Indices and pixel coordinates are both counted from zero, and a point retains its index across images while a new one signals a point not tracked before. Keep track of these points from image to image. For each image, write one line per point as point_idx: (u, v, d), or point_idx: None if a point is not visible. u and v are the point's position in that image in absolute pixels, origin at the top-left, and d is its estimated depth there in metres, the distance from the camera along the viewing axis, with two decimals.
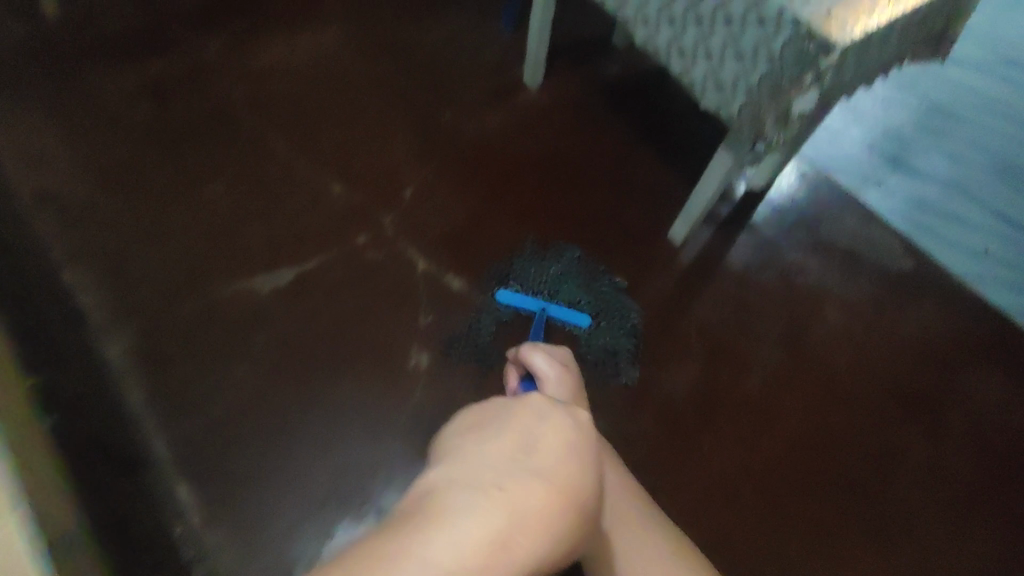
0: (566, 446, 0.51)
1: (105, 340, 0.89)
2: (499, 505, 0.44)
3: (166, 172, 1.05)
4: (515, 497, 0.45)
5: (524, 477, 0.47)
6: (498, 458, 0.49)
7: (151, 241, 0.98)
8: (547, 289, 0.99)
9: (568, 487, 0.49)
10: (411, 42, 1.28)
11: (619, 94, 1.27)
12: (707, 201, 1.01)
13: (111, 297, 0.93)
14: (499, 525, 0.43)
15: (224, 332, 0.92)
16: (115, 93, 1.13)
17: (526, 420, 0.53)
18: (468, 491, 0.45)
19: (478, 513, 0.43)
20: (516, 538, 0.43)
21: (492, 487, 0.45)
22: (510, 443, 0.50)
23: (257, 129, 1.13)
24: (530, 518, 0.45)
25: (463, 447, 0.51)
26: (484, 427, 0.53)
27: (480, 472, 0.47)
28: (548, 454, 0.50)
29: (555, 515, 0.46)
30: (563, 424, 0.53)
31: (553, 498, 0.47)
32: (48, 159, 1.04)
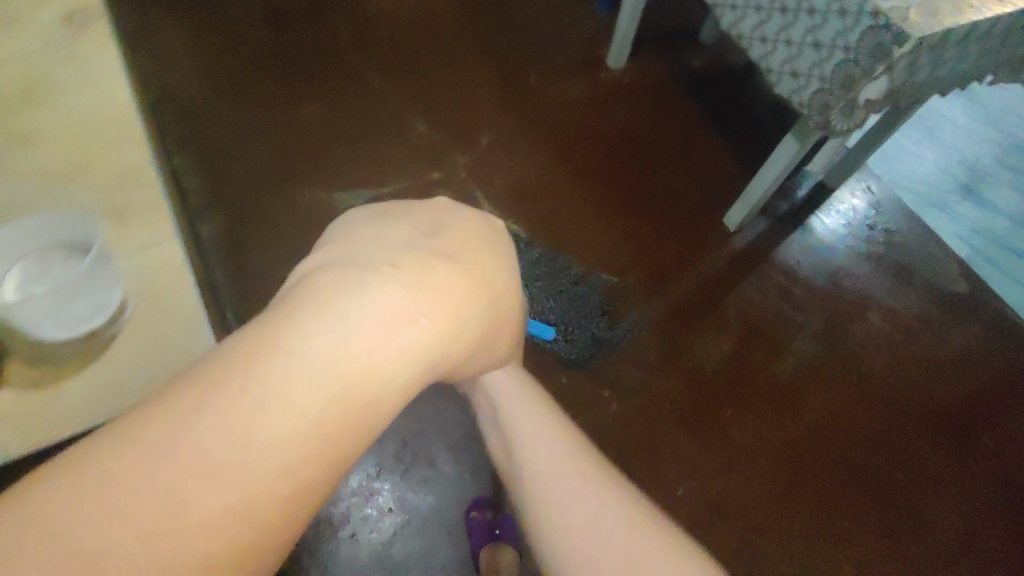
0: (465, 238, 0.47)
1: (200, 220, 1.00)
2: (400, 280, 0.36)
3: (271, 87, 1.16)
4: (415, 282, 0.37)
5: (419, 258, 0.40)
6: (394, 244, 0.42)
7: (249, 145, 1.09)
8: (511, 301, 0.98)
9: (480, 273, 0.45)
10: (508, 9, 1.36)
11: (698, 84, 1.32)
12: (767, 188, 1.03)
13: (211, 186, 1.04)
14: (398, 302, 0.34)
15: (302, 232, 1.02)
16: (237, 15, 1.25)
17: (427, 219, 0.47)
18: (349, 270, 0.35)
19: (361, 293, 0.33)
20: (411, 309, 0.35)
21: (388, 266, 0.37)
22: (406, 230, 0.45)
23: (357, 64, 1.22)
24: (430, 302, 0.37)
25: (355, 236, 0.42)
26: (383, 213, 0.46)
27: (374, 253, 0.39)
28: (450, 245, 0.45)
29: (459, 298, 0.40)
30: (466, 221, 0.50)
31: (463, 285, 0.41)
32: (174, 61, 1.17)
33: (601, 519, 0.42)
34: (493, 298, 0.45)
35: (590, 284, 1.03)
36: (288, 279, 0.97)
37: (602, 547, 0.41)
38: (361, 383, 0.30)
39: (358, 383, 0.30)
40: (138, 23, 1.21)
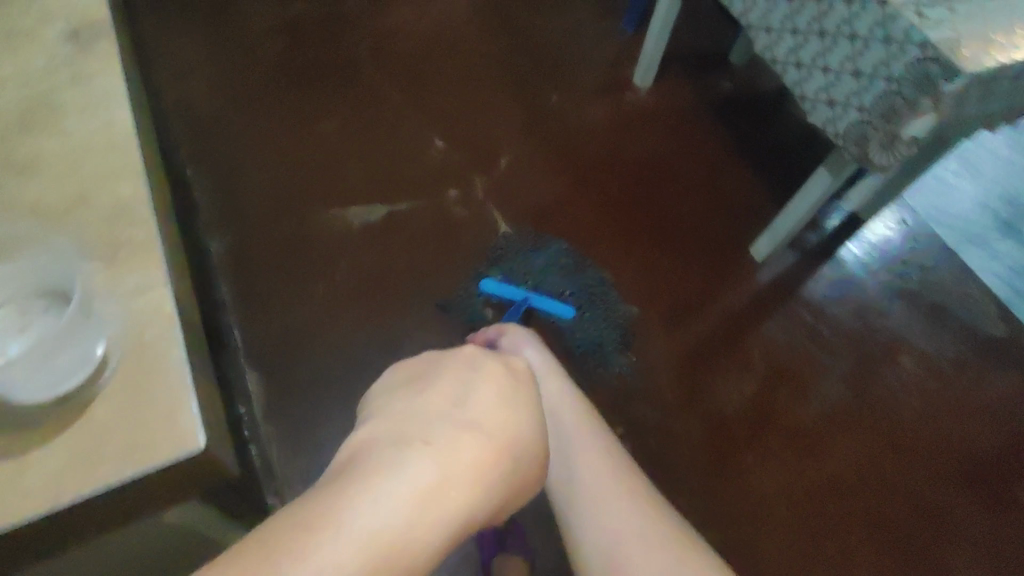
0: (492, 399, 0.50)
1: (209, 235, 0.98)
2: (435, 458, 0.41)
3: (289, 104, 1.15)
4: (450, 453, 0.43)
5: (453, 433, 0.45)
6: (432, 410, 0.47)
7: (264, 161, 1.08)
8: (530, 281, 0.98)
9: (508, 448, 0.47)
10: (532, 27, 1.33)
11: (725, 109, 1.28)
12: (797, 221, 0.99)
13: (222, 201, 1.02)
14: (434, 478, 0.40)
15: (312, 250, 0.99)
16: (258, 27, 1.24)
17: (459, 373, 0.52)
18: (393, 452, 0.41)
19: (399, 483, 0.39)
20: (446, 494, 0.40)
21: (425, 443, 0.43)
22: (442, 395, 0.49)
23: (376, 81, 1.21)
24: (466, 472, 0.42)
25: (397, 403, 0.48)
26: (419, 380, 0.51)
27: (416, 426, 0.45)
28: (482, 408, 0.48)
29: (490, 470, 0.44)
30: (503, 374, 0.54)
31: (494, 452, 0.45)
32: (193, 73, 1.16)
33: (655, 548, 0.51)
34: (521, 468, 0.47)
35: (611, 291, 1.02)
36: (296, 301, 0.95)
37: (642, 550, 0.51)
38: (401, 558, 0.36)
39: (400, 554, 0.36)
40: (158, 33, 1.20)
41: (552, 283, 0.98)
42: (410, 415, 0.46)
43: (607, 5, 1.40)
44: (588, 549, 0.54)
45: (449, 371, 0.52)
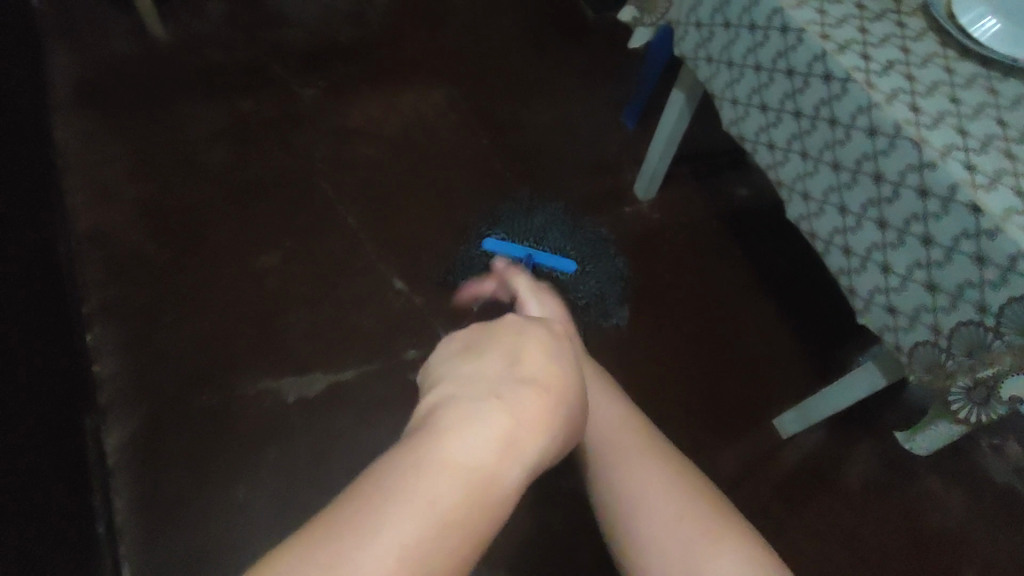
0: (555, 348, 0.39)
1: (107, 424, 0.80)
2: (493, 418, 0.33)
3: (223, 232, 0.97)
4: (512, 410, 0.34)
5: (516, 388, 0.35)
6: (486, 367, 0.36)
7: (188, 311, 0.89)
8: (533, 237, 0.93)
9: (576, 399, 0.37)
10: (518, 123, 1.15)
11: (744, 226, 1.08)
12: (834, 407, 0.79)
13: (131, 371, 0.84)
14: (493, 450, 0.32)
15: (237, 439, 0.81)
16: (199, 131, 1.06)
17: (512, 325, 0.40)
18: (449, 417, 0.33)
19: (460, 456, 0.31)
20: (513, 460, 0.32)
21: (485, 402, 0.34)
22: (493, 358, 0.37)
23: (331, 196, 1.02)
24: (529, 434, 0.33)
25: (443, 371, 0.38)
26: (467, 336, 0.40)
27: (469, 389, 0.35)
28: (548, 355, 0.38)
29: (559, 425, 0.35)
30: (555, 329, 0.41)
31: (556, 407, 0.35)
32: (113, 193, 0.98)
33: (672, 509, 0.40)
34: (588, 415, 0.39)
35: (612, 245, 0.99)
36: (212, 509, 0.77)
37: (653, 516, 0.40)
38: (452, 542, 0.29)
39: (459, 535, 0.29)
40: (80, 142, 1.03)
41: (553, 238, 0.93)
42: (467, 370, 0.36)
43: (606, 95, 1.21)
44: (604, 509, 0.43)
45: (502, 323, 0.40)
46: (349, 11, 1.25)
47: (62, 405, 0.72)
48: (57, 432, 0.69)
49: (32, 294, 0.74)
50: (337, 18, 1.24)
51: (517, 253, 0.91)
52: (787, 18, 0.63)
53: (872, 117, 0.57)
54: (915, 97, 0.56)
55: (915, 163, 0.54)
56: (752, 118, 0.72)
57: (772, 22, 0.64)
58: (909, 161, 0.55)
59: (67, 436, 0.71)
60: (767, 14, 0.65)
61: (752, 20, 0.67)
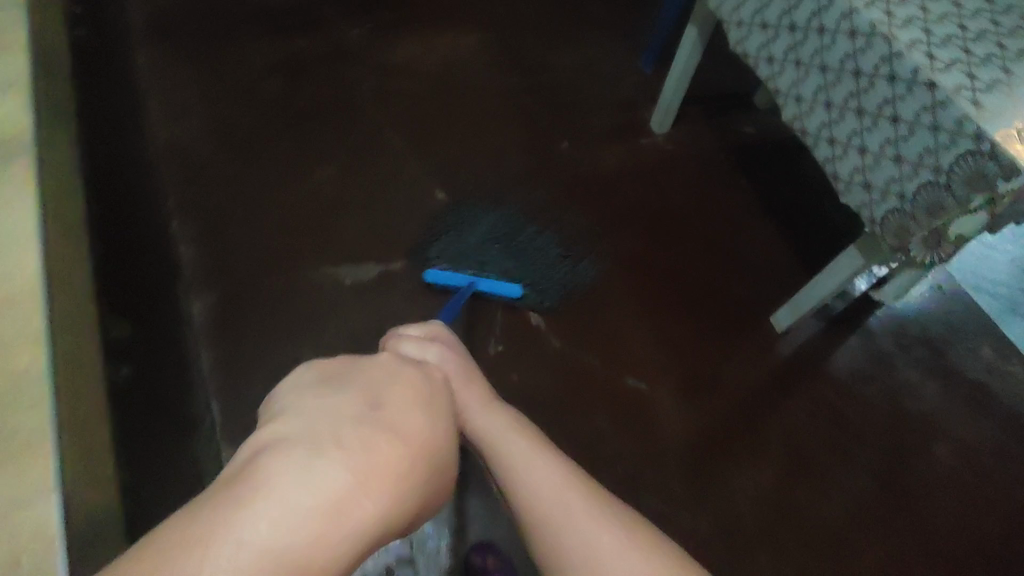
0: (418, 403, 0.47)
1: (191, 296, 0.92)
2: (343, 462, 0.38)
3: (284, 147, 1.09)
4: (363, 452, 0.39)
5: (368, 433, 0.41)
6: (338, 408, 0.42)
7: (255, 210, 1.02)
8: (476, 264, 0.97)
9: (425, 447, 0.43)
10: (545, 64, 1.27)
11: (748, 159, 1.20)
12: (823, 296, 0.91)
13: (208, 254, 0.96)
14: (341, 490, 0.36)
15: (303, 313, 0.94)
16: (258, 63, 1.19)
17: (373, 374, 0.47)
18: (296, 454, 0.37)
19: (313, 483, 0.36)
20: (355, 514, 0.36)
21: (333, 444, 0.39)
22: (348, 401, 0.43)
23: (377, 121, 1.15)
24: (380, 477, 0.39)
25: (299, 402, 0.43)
26: (329, 372, 0.47)
27: (319, 429, 0.40)
28: (403, 411, 0.45)
29: (416, 476, 0.41)
30: (420, 377, 0.50)
31: (408, 454, 0.41)
32: (186, 111, 1.11)
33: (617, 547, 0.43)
34: (447, 464, 0.46)
35: (549, 232, 1.05)
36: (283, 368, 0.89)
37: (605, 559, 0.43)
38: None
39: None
40: (155, 68, 1.15)
41: (496, 260, 0.99)
42: (318, 412, 0.42)
43: (626, 43, 1.32)
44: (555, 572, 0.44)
45: (371, 372, 0.48)
46: None
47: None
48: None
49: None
50: None
51: (460, 281, 0.95)
52: None
53: (852, 21, 0.68)
54: (890, 3, 0.67)
55: (886, 55, 0.66)
56: (754, 36, 0.84)
57: None
58: (882, 53, 0.66)
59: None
60: None
61: None
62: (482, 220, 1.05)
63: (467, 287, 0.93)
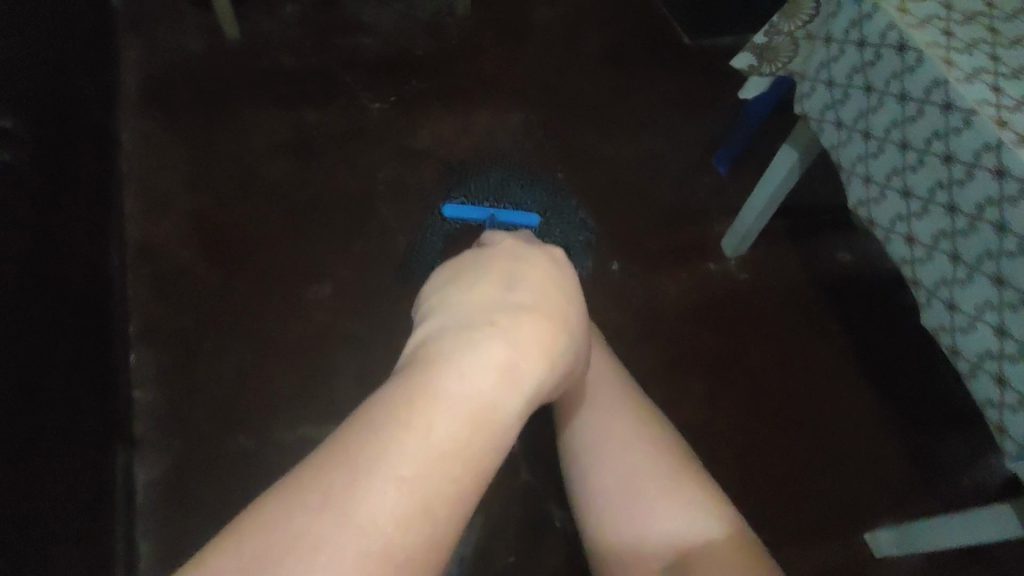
0: (554, 283, 0.37)
1: (137, 462, 0.76)
2: (500, 337, 0.32)
3: (276, 253, 0.91)
4: (512, 329, 0.33)
5: (510, 314, 0.34)
6: (479, 293, 0.35)
7: (232, 339, 0.84)
8: (491, 191, 0.81)
9: (570, 325, 0.35)
10: (598, 156, 1.06)
11: (842, 298, 0.96)
12: (950, 542, 0.68)
13: (168, 403, 0.79)
14: (502, 361, 0.31)
15: (270, 491, 0.76)
16: (261, 141, 1.01)
17: (507, 256, 0.39)
18: (450, 341, 0.32)
19: (467, 367, 0.30)
20: (519, 380, 0.31)
21: (484, 323, 0.33)
22: (486, 287, 0.36)
23: (391, 223, 0.96)
24: (535, 346, 0.33)
25: (435, 301, 0.36)
26: (461, 267, 0.39)
27: (467, 308, 0.34)
28: (545, 289, 0.36)
29: (563, 347, 0.34)
30: (554, 261, 0.39)
31: (555, 332, 0.34)
32: (168, 201, 0.94)
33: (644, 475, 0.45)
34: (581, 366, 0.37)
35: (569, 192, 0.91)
36: None
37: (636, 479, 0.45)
38: (480, 445, 0.29)
39: (481, 436, 0.29)
40: (141, 143, 0.99)
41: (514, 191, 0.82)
42: (458, 305, 0.35)
43: (695, 134, 1.10)
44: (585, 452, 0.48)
45: (496, 259, 0.39)
46: (427, 19, 1.18)
47: (78, 430, 0.65)
48: (69, 464, 0.63)
49: (60, 307, 0.68)
50: (413, 27, 1.17)
51: (478, 215, 0.80)
52: (951, 93, 0.52)
53: None
54: None
55: None
56: (888, 202, 0.61)
57: (930, 96, 0.54)
58: None
59: (82, 468, 0.65)
60: (925, 85, 0.54)
61: (903, 89, 0.56)
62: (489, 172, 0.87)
63: (485, 221, 0.78)
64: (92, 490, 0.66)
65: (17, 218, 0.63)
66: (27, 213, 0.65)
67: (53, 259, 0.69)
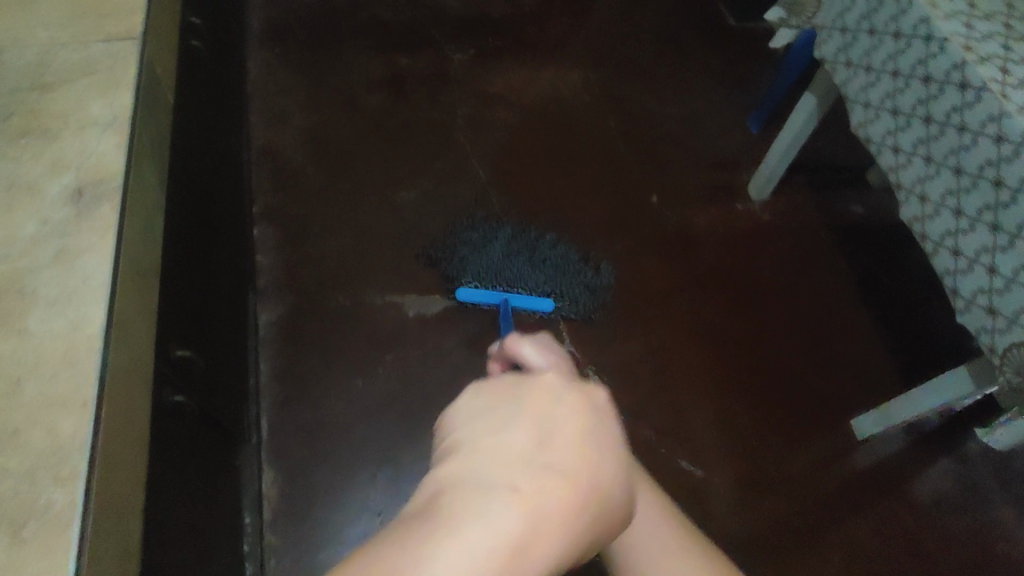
0: (580, 444, 0.39)
1: (261, 304, 0.94)
2: (521, 512, 0.34)
3: (372, 164, 1.11)
4: (529, 507, 0.35)
5: (535, 484, 0.36)
6: (507, 453, 0.37)
7: (336, 225, 1.03)
8: (506, 278, 0.92)
9: (579, 508, 0.37)
10: (644, 111, 1.23)
11: (849, 241, 1.11)
12: (917, 412, 0.83)
13: (286, 266, 0.98)
14: (515, 545, 0.33)
15: (363, 337, 0.94)
16: (360, 78, 1.21)
17: (545, 398, 0.40)
18: (475, 498, 0.34)
19: (486, 535, 0.33)
20: (522, 574, 0.33)
21: (507, 491, 0.35)
22: (511, 449, 0.38)
23: (467, 150, 1.14)
24: (544, 532, 0.34)
25: (469, 441, 0.39)
26: (499, 404, 0.41)
27: (494, 472, 0.36)
28: (572, 448, 0.39)
29: (570, 527, 0.36)
30: (594, 417, 0.41)
31: (572, 510, 0.36)
32: (285, 117, 1.14)
33: None
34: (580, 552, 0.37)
35: (564, 247, 1.00)
36: (336, 389, 0.89)
37: None
38: None
39: None
40: (263, 71, 1.19)
41: (520, 272, 0.93)
42: (487, 461, 0.37)
43: (730, 100, 1.26)
44: None
45: (531, 401, 0.40)
46: None
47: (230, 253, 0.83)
48: (224, 273, 0.80)
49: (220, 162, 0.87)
50: None
51: (493, 300, 0.92)
52: (931, 27, 0.67)
53: (1001, 125, 0.60)
54: None
55: None
56: (881, 121, 0.76)
57: (916, 31, 0.68)
58: None
59: (229, 284, 0.83)
60: (914, 23, 0.69)
61: (897, 28, 0.71)
62: (493, 236, 0.98)
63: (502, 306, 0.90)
64: (235, 299, 0.83)
65: (199, 75, 0.81)
66: (205, 83, 0.84)
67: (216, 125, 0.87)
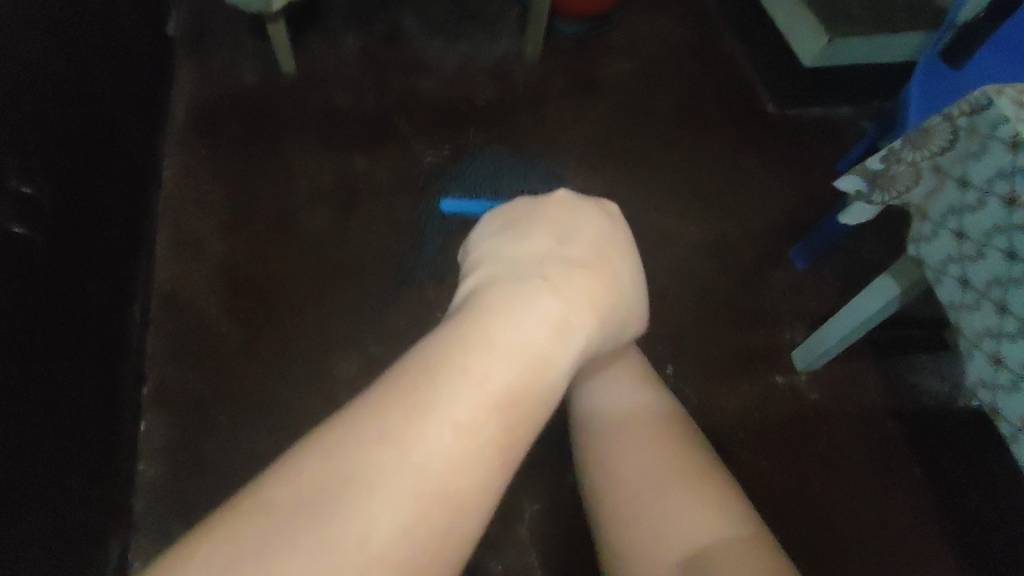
0: (603, 239, 0.43)
1: (134, 545, 0.72)
2: (552, 290, 0.37)
3: (306, 317, 0.86)
4: (563, 282, 0.38)
5: (566, 267, 0.39)
6: (533, 246, 0.41)
7: (251, 413, 0.80)
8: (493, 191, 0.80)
9: (608, 281, 0.40)
10: (661, 235, 0.97)
11: (924, 435, 0.85)
12: None
13: (173, 478, 0.76)
14: (554, 311, 0.36)
15: None
16: (304, 188, 0.96)
17: (560, 210, 0.44)
18: (508, 289, 0.36)
19: (525, 308, 0.35)
20: (573, 328, 0.36)
21: (540, 276, 0.38)
22: (541, 243, 0.41)
23: (429, 292, 0.89)
24: (582, 298, 0.38)
25: (498, 249, 0.42)
26: (515, 221, 0.44)
27: (526, 264, 0.39)
28: (590, 249, 0.41)
29: (608, 298, 0.39)
30: (604, 219, 0.45)
31: (600, 286, 0.39)
32: (200, 247, 0.90)
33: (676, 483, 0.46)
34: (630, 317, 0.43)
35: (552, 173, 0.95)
36: None
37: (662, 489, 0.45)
38: (530, 389, 0.33)
39: (537, 381, 0.33)
40: (180, 181, 0.95)
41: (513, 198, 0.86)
42: (517, 259, 0.40)
43: (772, 219, 1.00)
44: (614, 476, 0.47)
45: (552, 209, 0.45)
46: (493, 64, 1.11)
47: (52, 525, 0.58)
48: (34, 561, 0.55)
49: (59, 379, 0.62)
50: (477, 72, 1.09)
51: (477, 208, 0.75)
52: None
53: None
54: None
55: None
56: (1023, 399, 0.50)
57: None
58: None
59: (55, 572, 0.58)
60: None
61: None
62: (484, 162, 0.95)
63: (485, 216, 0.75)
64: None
65: (6, 273, 0.55)
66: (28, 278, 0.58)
67: (58, 323, 0.62)
